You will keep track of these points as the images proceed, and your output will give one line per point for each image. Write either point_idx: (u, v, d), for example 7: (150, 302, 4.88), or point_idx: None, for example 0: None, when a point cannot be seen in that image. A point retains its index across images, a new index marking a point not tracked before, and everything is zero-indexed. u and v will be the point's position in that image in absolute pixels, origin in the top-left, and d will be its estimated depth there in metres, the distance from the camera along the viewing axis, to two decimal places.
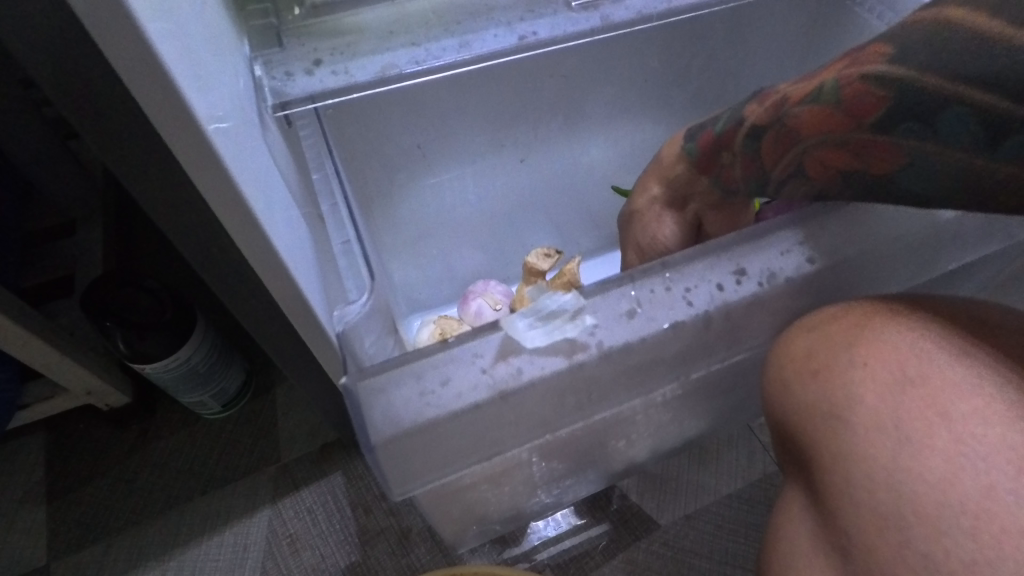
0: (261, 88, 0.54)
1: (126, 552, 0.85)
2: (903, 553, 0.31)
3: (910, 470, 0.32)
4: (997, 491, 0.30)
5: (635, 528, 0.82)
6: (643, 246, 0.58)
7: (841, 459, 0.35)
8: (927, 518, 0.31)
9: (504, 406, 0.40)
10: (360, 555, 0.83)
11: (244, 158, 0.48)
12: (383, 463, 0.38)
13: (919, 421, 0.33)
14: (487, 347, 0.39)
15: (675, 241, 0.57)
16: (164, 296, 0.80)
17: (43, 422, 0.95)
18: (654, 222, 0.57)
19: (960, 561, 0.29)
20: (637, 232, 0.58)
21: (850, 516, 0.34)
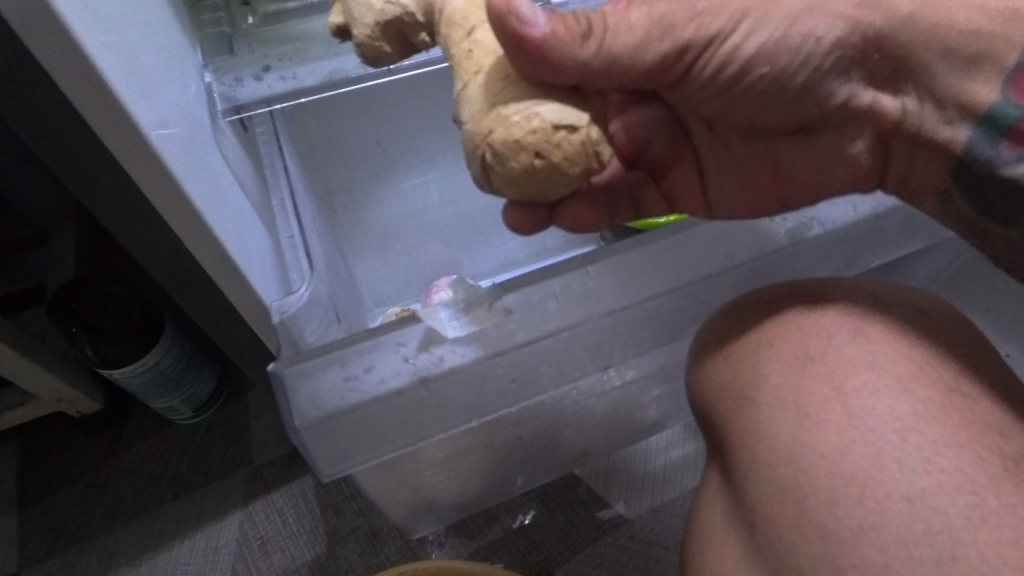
0: (211, 93, 0.56)
1: (97, 557, 0.85)
2: (800, 517, 0.36)
3: (810, 443, 0.37)
4: (883, 460, 0.36)
5: (601, 521, 0.83)
6: (753, 21, 0.40)
7: (750, 438, 0.40)
8: (821, 486, 0.36)
9: (426, 391, 0.45)
10: (330, 554, 0.83)
11: (196, 163, 0.51)
12: (311, 442, 0.44)
13: (819, 396, 0.39)
14: (410, 337, 0.44)
15: (776, 78, 0.42)
16: (131, 301, 0.81)
17: (16, 431, 0.95)
18: (819, 15, 0.41)
19: (849, 523, 0.35)
20: (789, 7, 0.40)
21: (755, 485, 0.39)
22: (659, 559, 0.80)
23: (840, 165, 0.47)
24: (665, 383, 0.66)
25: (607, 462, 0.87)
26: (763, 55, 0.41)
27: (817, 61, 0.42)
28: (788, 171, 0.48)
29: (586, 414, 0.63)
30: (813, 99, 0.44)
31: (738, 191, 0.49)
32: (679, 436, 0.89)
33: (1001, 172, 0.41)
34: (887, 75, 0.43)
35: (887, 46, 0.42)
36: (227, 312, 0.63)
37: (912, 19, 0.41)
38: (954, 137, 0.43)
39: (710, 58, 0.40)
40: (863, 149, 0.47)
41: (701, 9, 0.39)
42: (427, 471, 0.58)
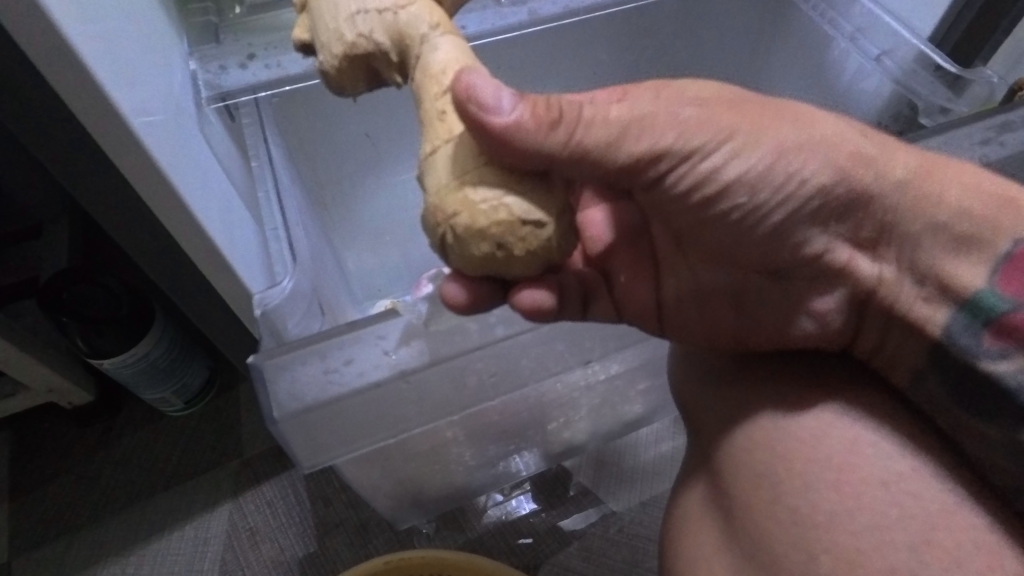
0: (196, 82, 0.56)
1: (86, 548, 0.85)
2: (776, 503, 0.40)
3: (788, 431, 0.41)
4: (861, 444, 0.39)
5: (590, 515, 0.83)
6: (738, 143, 0.35)
7: (733, 422, 0.44)
8: (799, 472, 0.40)
9: (406, 383, 0.44)
10: (318, 546, 0.83)
11: (181, 152, 0.51)
12: (288, 433, 0.43)
13: (798, 389, 0.42)
14: (390, 330, 0.43)
15: (753, 211, 0.38)
16: (122, 293, 0.80)
17: (6, 421, 0.95)
18: (810, 154, 0.36)
19: (823, 508, 0.38)
20: (783, 138, 0.36)
21: (732, 471, 0.43)
22: (647, 553, 0.80)
23: (808, 326, 0.41)
24: (653, 376, 0.66)
25: (596, 456, 0.87)
26: (743, 183, 0.36)
27: (797, 203, 0.37)
28: (750, 316, 0.43)
29: (574, 405, 0.63)
30: (786, 244, 0.39)
31: (697, 328, 0.46)
32: (668, 430, 0.89)
33: (981, 367, 0.35)
34: (870, 237, 0.38)
35: (872, 209, 0.37)
36: (214, 302, 0.63)
37: (903, 185, 0.37)
38: (932, 318, 0.37)
39: (684, 175, 0.36)
40: (832, 311, 0.41)
41: (687, 118, 0.35)
42: (412, 462, 0.58)
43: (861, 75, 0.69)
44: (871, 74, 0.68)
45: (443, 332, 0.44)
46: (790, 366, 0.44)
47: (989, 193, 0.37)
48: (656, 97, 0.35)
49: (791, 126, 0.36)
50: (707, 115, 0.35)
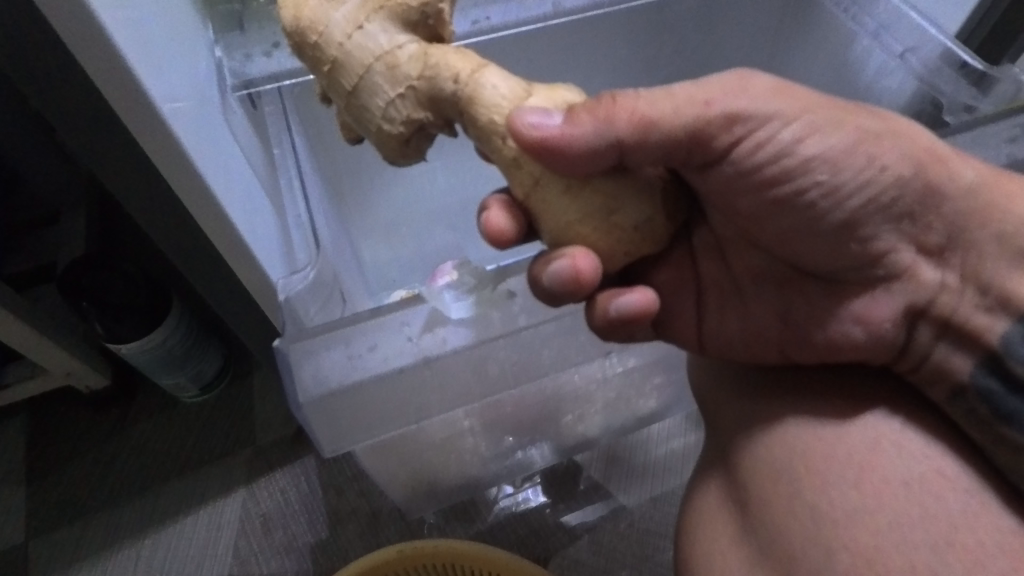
0: (222, 69, 0.56)
1: (102, 531, 0.86)
2: (792, 499, 0.40)
3: (808, 428, 0.41)
4: (882, 445, 0.39)
5: (600, 509, 0.83)
6: (816, 117, 0.37)
7: (749, 416, 0.45)
8: (816, 470, 0.40)
9: (429, 370, 0.44)
10: (330, 533, 0.84)
11: (205, 139, 0.51)
12: (311, 418, 0.43)
13: (816, 392, 0.43)
14: (414, 317, 0.43)
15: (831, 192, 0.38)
16: (140, 279, 0.81)
17: (25, 404, 0.96)
18: (888, 143, 0.38)
19: (840, 505, 0.38)
20: (862, 123, 0.38)
21: (748, 466, 0.43)
22: (657, 548, 0.80)
23: (859, 336, 0.41)
24: (668, 372, 0.65)
25: (607, 450, 0.88)
26: (825, 159, 0.37)
27: (872, 191, 0.38)
28: (802, 326, 0.42)
29: (589, 400, 0.63)
30: (855, 238, 0.39)
31: (738, 336, 0.45)
32: (680, 426, 0.89)
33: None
34: (937, 246, 0.39)
35: (941, 211, 0.38)
36: (233, 289, 0.64)
37: (972, 190, 0.38)
38: (990, 327, 0.38)
39: (764, 148, 0.37)
40: (890, 325, 0.40)
41: (774, 99, 0.36)
42: (426, 452, 0.59)
43: (884, 72, 0.69)
44: (895, 70, 0.67)
45: (465, 323, 0.44)
46: (833, 375, 0.43)
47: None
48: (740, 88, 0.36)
49: (868, 117, 0.38)
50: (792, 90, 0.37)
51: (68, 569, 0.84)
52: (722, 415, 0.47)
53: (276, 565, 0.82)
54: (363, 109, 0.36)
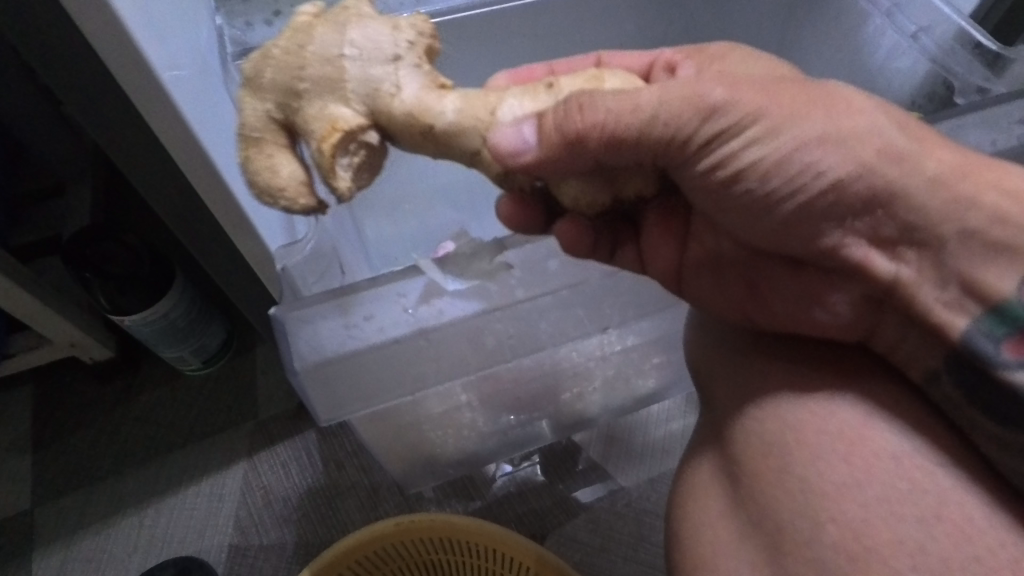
0: (222, 37, 0.55)
1: (106, 499, 0.87)
2: (784, 474, 0.40)
3: (801, 404, 0.41)
4: (875, 420, 0.39)
5: (598, 489, 0.84)
6: (762, 128, 0.36)
7: (744, 391, 0.44)
8: (808, 444, 0.39)
9: (425, 341, 0.44)
10: (330, 506, 0.85)
11: (206, 109, 0.51)
12: (307, 386, 0.44)
13: (807, 367, 0.42)
14: (412, 288, 0.43)
15: (766, 197, 0.38)
16: (143, 251, 0.82)
17: (30, 374, 0.97)
18: (831, 149, 0.36)
19: (831, 479, 0.38)
20: (805, 129, 0.36)
21: (742, 441, 0.43)
22: (653, 528, 0.81)
23: (819, 315, 0.42)
24: (667, 352, 0.65)
25: (606, 431, 0.88)
26: (756, 170, 0.37)
27: (810, 194, 0.37)
28: (765, 296, 0.44)
29: (587, 377, 0.63)
30: (800, 233, 0.39)
31: (709, 305, 0.48)
32: (679, 408, 0.89)
33: (1000, 376, 0.35)
34: (891, 237, 0.38)
35: (893, 206, 0.37)
36: (233, 261, 0.64)
37: (935, 183, 0.36)
38: (953, 323, 0.37)
39: (707, 157, 0.37)
40: (842, 305, 0.41)
41: (716, 102, 0.36)
42: (424, 425, 0.59)
43: (895, 54, 0.68)
44: (907, 52, 0.66)
45: (463, 293, 0.44)
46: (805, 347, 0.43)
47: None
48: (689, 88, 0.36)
49: (821, 115, 0.37)
50: (746, 94, 0.36)
51: (73, 535, 0.85)
52: (717, 390, 0.47)
53: (276, 536, 0.83)
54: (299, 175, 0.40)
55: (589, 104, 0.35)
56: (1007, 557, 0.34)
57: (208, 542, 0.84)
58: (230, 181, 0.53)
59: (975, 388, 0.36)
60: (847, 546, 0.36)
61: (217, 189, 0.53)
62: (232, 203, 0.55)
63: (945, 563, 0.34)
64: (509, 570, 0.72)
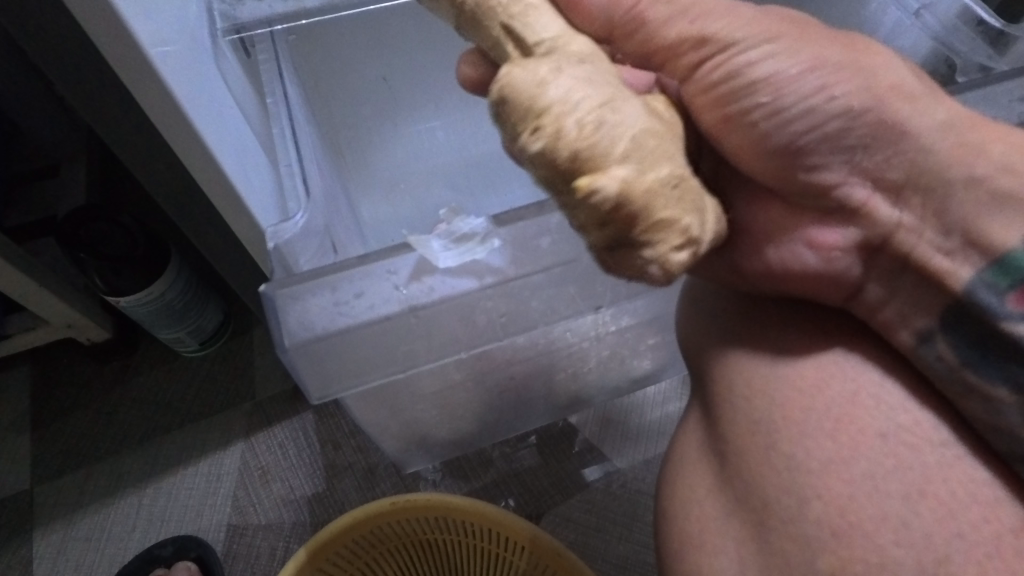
0: (212, 14, 0.54)
1: (105, 478, 0.88)
2: (771, 452, 0.40)
3: (790, 381, 0.41)
4: (861, 396, 0.39)
5: (597, 470, 0.84)
6: (783, 44, 0.35)
7: (732, 368, 0.44)
8: (795, 421, 0.39)
9: (414, 318, 0.44)
10: (326, 486, 0.86)
11: (195, 87, 0.50)
12: (298, 364, 0.44)
13: (799, 343, 0.42)
14: (402, 265, 0.43)
15: (774, 116, 0.35)
16: (137, 231, 0.81)
17: (28, 355, 0.97)
18: (850, 76, 0.35)
19: (818, 456, 0.38)
20: (819, 53, 0.35)
21: (729, 418, 0.43)
22: (648, 508, 0.81)
23: (809, 259, 0.40)
24: (661, 332, 0.65)
25: (602, 413, 0.88)
26: (770, 84, 0.35)
27: (823, 119, 0.35)
28: (755, 245, 0.42)
29: (581, 357, 0.63)
30: (802, 166, 0.37)
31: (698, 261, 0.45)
32: (675, 390, 0.89)
33: (1001, 327, 0.35)
34: (896, 183, 0.37)
35: (904, 146, 0.36)
36: (226, 241, 0.63)
37: (946, 127, 0.36)
38: (955, 273, 0.37)
39: (716, 68, 0.35)
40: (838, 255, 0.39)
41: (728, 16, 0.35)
42: (417, 405, 0.59)
43: (900, 30, 0.67)
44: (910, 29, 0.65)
45: (453, 271, 0.44)
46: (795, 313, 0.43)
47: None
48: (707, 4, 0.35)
49: (842, 48, 0.36)
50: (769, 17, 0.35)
51: (73, 514, 0.86)
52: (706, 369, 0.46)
53: (274, 515, 0.84)
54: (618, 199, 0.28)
55: None
56: (991, 531, 0.34)
57: (206, 521, 0.84)
58: (220, 158, 0.53)
59: (962, 363, 0.36)
60: (831, 521, 0.36)
61: (205, 166, 0.53)
62: (222, 181, 0.54)
63: (929, 538, 0.34)
64: (504, 549, 0.73)
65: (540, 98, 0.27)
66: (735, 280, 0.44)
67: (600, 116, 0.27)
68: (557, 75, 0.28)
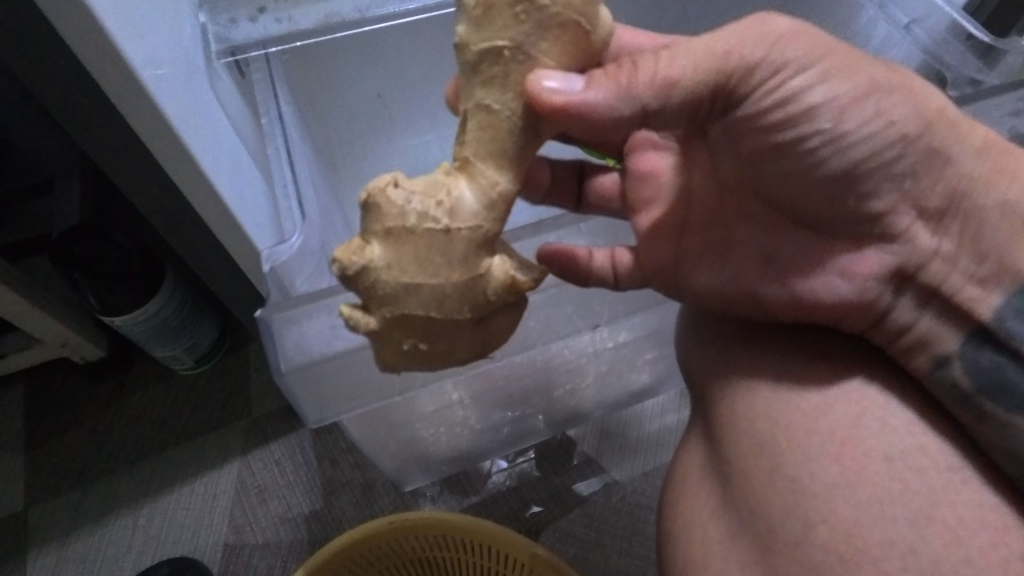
0: (206, 34, 0.54)
1: (100, 499, 0.87)
2: (774, 475, 0.40)
3: (793, 403, 0.41)
4: (865, 419, 0.38)
5: (592, 483, 0.84)
6: (831, 68, 0.35)
7: (735, 391, 0.44)
8: (798, 444, 0.39)
9: None
10: (324, 503, 0.85)
11: (189, 108, 0.50)
12: (295, 387, 0.43)
13: (804, 369, 0.41)
14: None
15: (834, 142, 0.36)
16: (132, 249, 0.81)
17: (21, 375, 0.97)
18: (899, 98, 0.35)
19: (822, 479, 0.38)
20: (875, 75, 0.36)
21: (732, 439, 0.43)
22: (648, 522, 0.81)
23: (844, 290, 0.39)
24: (659, 347, 0.65)
25: (601, 425, 0.88)
26: (830, 108, 0.35)
27: (876, 143, 0.36)
28: (784, 272, 0.41)
29: (580, 373, 0.63)
30: (852, 189, 0.37)
31: (716, 287, 0.45)
32: (673, 402, 0.89)
33: (1022, 350, 0.35)
34: (936, 210, 0.37)
35: (947, 171, 0.36)
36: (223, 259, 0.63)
37: (980, 153, 0.36)
38: (984, 300, 0.36)
39: (774, 93, 0.35)
40: (874, 282, 0.39)
41: (788, 35, 0.34)
42: (416, 423, 0.59)
43: (891, 43, 0.68)
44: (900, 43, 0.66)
45: None
46: (810, 343, 0.42)
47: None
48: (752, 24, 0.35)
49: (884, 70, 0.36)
50: (812, 35, 0.35)
51: (67, 535, 0.85)
52: (710, 388, 0.46)
53: (272, 534, 0.83)
54: (390, 304, 0.33)
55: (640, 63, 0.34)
56: (999, 556, 0.34)
57: (203, 540, 0.83)
58: (216, 179, 0.52)
59: None
60: (837, 545, 0.36)
61: (200, 189, 0.53)
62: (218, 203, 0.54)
63: (936, 563, 0.34)
64: (505, 567, 0.72)
65: (382, 235, 0.32)
66: (761, 308, 0.43)
67: (416, 275, 0.33)
68: (416, 206, 0.32)
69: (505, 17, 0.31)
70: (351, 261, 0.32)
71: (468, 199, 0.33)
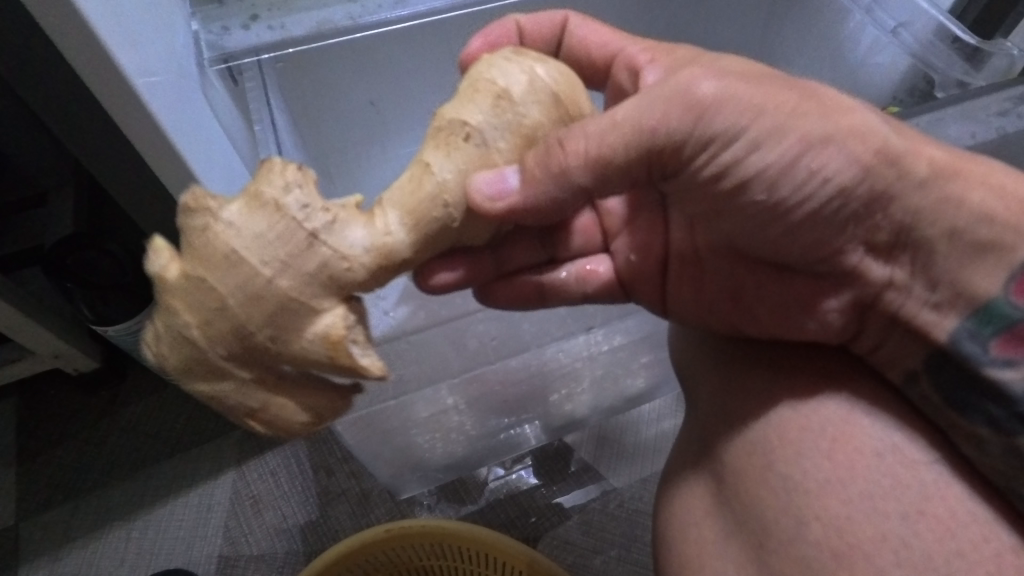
0: (199, 42, 0.54)
1: (93, 512, 0.86)
2: (768, 473, 0.40)
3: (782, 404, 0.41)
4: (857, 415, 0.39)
5: (572, 498, 0.83)
6: (762, 132, 0.35)
7: (728, 392, 0.44)
8: (791, 442, 0.39)
9: None
10: (320, 513, 0.84)
11: (182, 114, 0.49)
12: None
13: (785, 375, 0.42)
14: None
15: (771, 207, 0.37)
16: (124, 260, 0.80)
17: (14, 388, 0.96)
18: (835, 149, 0.35)
19: (815, 476, 0.38)
20: (808, 129, 0.35)
21: (726, 439, 0.43)
22: (646, 527, 0.81)
23: (807, 321, 0.41)
24: (655, 350, 0.65)
25: (598, 431, 0.88)
26: (764, 177, 0.36)
27: (817, 202, 0.37)
28: (752, 302, 0.44)
29: (575, 377, 0.63)
30: (798, 239, 0.39)
31: (697, 308, 0.48)
32: (670, 407, 0.89)
33: (984, 374, 0.35)
34: (886, 243, 0.38)
35: (893, 208, 0.37)
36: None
37: (924, 186, 0.36)
38: (939, 325, 0.37)
39: (708, 165, 0.36)
40: (835, 312, 0.41)
41: (711, 99, 0.34)
42: (411, 430, 0.59)
43: (876, 48, 0.67)
44: (888, 46, 0.67)
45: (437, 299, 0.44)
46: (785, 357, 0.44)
47: (1014, 199, 0.35)
48: (673, 89, 0.34)
49: (819, 114, 0.35)
50: (735, 93, 0.34)
51: (60, 550, 0.84)
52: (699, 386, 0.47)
53: (267, 545, 0.83)
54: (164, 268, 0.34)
55: (567, 136, 0.35)
56: (992, 549, 0.34)
57: (197, 553, 0.83)
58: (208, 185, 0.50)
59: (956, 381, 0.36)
60: (831, 543, 0.36)
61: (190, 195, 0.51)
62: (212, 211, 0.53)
63: (930, 558, 0.34)
64: None
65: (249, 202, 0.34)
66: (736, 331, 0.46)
67: (246, 252, 0.33)
68: (293, 208, 0.34)
69: (484, 103, 0.37)
70: (199, 203, 0.34)
71: (359, 239, 0.35)
